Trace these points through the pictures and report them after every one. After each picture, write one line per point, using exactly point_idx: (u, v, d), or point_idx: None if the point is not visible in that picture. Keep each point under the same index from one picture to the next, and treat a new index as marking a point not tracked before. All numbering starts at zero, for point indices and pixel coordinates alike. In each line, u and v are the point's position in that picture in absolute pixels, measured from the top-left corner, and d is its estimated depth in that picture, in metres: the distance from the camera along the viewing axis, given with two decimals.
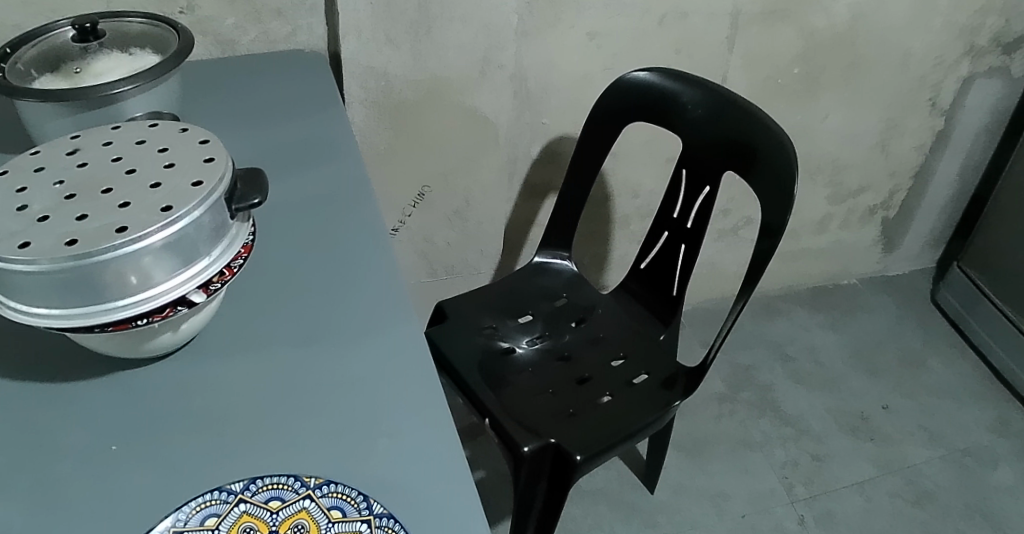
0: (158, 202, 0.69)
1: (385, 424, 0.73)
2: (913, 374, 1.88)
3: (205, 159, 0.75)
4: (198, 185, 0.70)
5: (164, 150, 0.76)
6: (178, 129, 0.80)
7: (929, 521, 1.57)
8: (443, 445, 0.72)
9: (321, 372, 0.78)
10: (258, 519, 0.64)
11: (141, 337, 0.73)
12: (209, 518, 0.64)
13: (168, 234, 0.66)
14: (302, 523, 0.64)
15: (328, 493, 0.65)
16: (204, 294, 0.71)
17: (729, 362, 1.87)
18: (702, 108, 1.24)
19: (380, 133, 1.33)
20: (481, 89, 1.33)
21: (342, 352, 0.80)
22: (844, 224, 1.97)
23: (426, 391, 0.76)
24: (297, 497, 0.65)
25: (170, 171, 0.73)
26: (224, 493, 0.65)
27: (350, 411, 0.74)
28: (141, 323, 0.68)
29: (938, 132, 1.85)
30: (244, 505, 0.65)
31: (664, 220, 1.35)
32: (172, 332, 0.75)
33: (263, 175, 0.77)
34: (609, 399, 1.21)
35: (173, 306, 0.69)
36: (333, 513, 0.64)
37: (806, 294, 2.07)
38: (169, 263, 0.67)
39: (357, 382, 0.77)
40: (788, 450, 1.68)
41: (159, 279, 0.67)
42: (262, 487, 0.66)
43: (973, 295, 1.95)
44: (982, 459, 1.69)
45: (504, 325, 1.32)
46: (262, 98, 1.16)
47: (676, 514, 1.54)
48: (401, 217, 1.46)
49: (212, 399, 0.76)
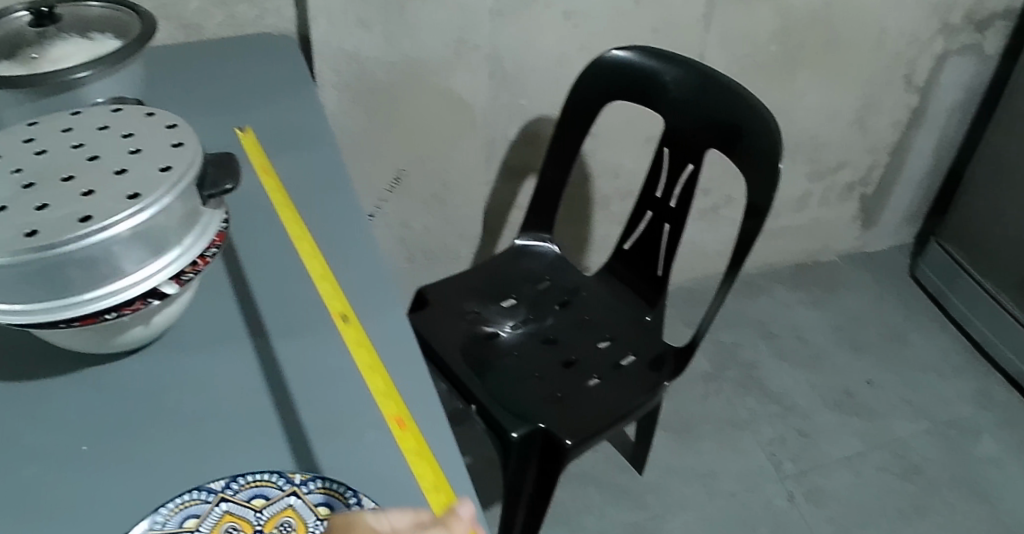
0: (125, 189, 0.65)
1: (369, 415, 0.71)
2: (896, 348, 1.89)
3: (174, 143, 0.71)
4: (167, 170, 0.67)
5: (129, 136, 0.73)
6: (144, 114, 0.77)
7: (917, 494, 1.58)
8: (433, 434, 0.69)
9: (304, 362, 0.76)
10: (241, 519, 0.60)
11: (110, 331, 0.70)
12: (189, 519, 0.60)
13: (135, 223, 0.62)
14: (288, 521, 0.60)
15: (315, 489, 0.62)
16: (176, 285, 0.68)
17: (712, 341, 1.86)
18: (684, 87, 1.22)
19: (354, 118, 1.30)
20: (455, 71, 1.31)
21: (326, 343, 0.78)
22: (822, 201, 1.97)
23: (410, 380, 0.74)
24: (282, 494, 0.62)
25: (136, 157, 0.70)
26: (203, 492, 0.61)
27: (334, 401, 0.72)
28: (110, 317, 0.65)
29: (914, 109, 1.85)
30: (225, 505, 0.61)
31: (647, 198, 1.33)
32: (143, 325, 0.72)
33: (236, 159, 0.74)
34: (597, 382, 1.20)
35: (144, 299, 0.67)
36: (321, 510, 0.61)
37: (786, 272, 2.07)
38: (138, 254, 0.64)
39: (341, 372, 0.75)
40: (775, 427, 1.68)
41: (127, 270, 0.65)
42: (245, 485, 0.62)
43: (952, 269, 1.96)
44: (966, 431, 1.71)
45: (486, 310, 1.29)
46: (229, 82, 1.12)
47: (666, 494, 1.53)
48: (377, 201, 1.42)
49: (189, 395, 0.73)
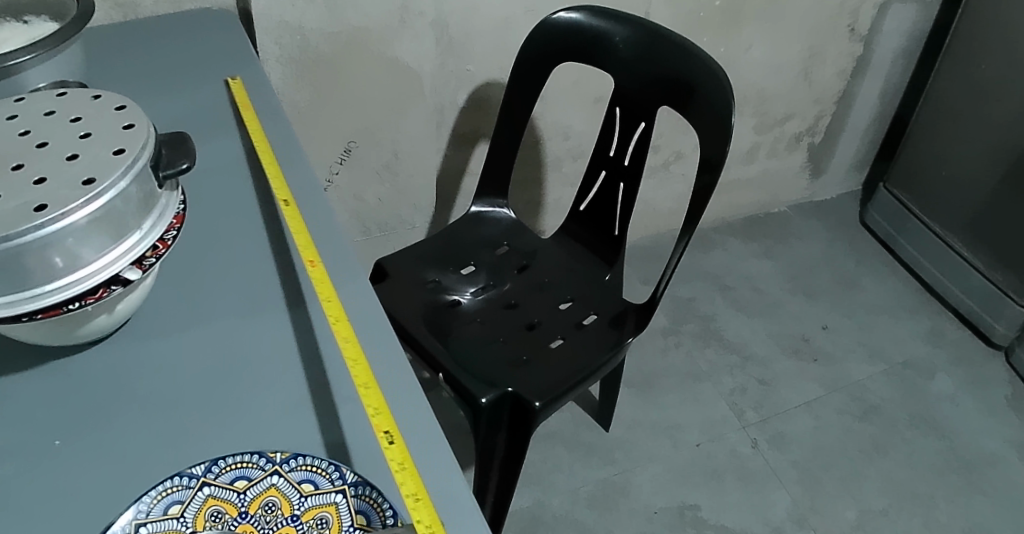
0: (78, 174, 0.64)
1: (341, 394, 0.70)
2: (848, 294, 1.94)
3: (125, 125, 0.70)
4: (120, 153, 0.66)
5: (77, 120, 0.71)
6: (91, 97, 0.74)
7: (877, 433, 1.64)
8: (404, 403, 0.69)
9: (275, 340, 0.75)
10: (226, 502, 0.60)
11: (74, 322, 0.68)
12: (173, 505, 0.59)
13: (92, 209, 0.61)
14: (273, 500, 0.60)
15: (297, 467, 0.61)
16: (139, 270, 0.67)
17: (670, 296, 1.89)
18: (632, 46, 1.22)
19: (300, 91, 1.28)
20: (400, 38, 1.30)
21: (294, 318, 0.77)
22: (771, 153, 1.99)
23: (381, 352, 0.73)
24: (264, 474, 0.61)
25: (87, 141, 0.68)
26: (185, 478, 0.60)
27: (304, 380, 0.71)
28: (74, 307, 0.63)
29: (858, 58, 1.88)
30: (208, 489, 0.60)
31: (600, 158, 1.33)
32: (107, 314, 0.70)
33: (189, 139, 0.73)
34: (561, 344, 1.22)
35: (106, 287, 0.65)
36: (305, 487, 0.60)
37: (737, 224, 2.11)
38: (97, 242, 0.63)
39: (311, 350, 0.74)
40: (735, 376, 1.72)
41: (87, 259, 0.63)
42: (226, 467, 0.61)
43: (901, 214, 2.01)
44: (921, 370, 1.77)
45: (446, 278, 1.30)
46: (161, 55, 1.09)
47: (632, 448, 1.57)
48: (329, 175, 1.41)
49: (155, 380, 0.71)
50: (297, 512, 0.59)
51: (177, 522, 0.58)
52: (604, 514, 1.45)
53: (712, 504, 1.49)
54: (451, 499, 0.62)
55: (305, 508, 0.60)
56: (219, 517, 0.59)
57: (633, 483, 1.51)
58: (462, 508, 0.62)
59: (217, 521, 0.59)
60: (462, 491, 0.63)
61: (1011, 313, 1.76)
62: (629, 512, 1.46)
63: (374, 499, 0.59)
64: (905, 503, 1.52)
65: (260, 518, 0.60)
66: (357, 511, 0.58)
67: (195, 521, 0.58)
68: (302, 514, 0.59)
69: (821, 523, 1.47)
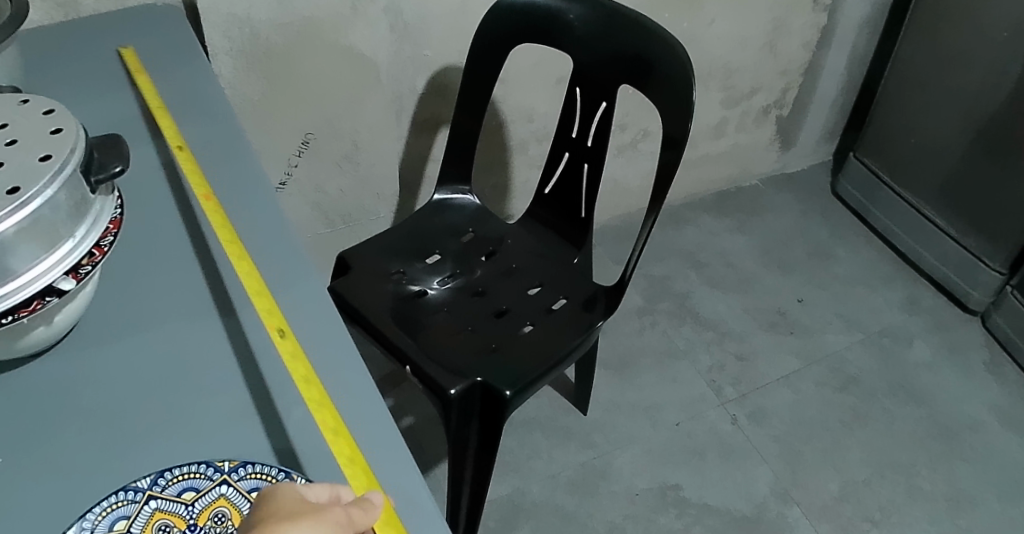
0: (3, 183, 0.61)
1: (292, 393, 0.68)
2: (823, 266, 1.94)
3: (53, 129, 0.67)
4: (48, 159, 0.63)
5: (3, 126, 0.68)
6: (18, 101, 0.72)
7: (856, 404, 1.64)
8: (356, 404, 0.68)
9: (225, 344, 0.73)
10: (174, 515, 0.57)
11: (10, 335, 0.65)
12: (118, 521, 0.57)
13: (20, 218, 0.59)
14: (223, 511, 0.58)
15: (246, 475, 0.59)
16: (74, 280, 0.65)
17: (644, 275, 1.87)
18: (588, 24, 1.20)
19: (252, 84, 1.25)
20: (354, 26, 1.27)
21: (243, 320, 0.75)
22: (739, 127, 1.98)
23: (333, 355, 0.71)
24: (213, 484, 0.59)
25: (13, 148, 0.65)
26: (130, 492, 0.58)
27: (256, 382, 0.70)
28: (6, 321, 0.61)
29: (822, 28, 1.86)
30: (155, 502, 0.58)
31: (563, 140, 1.31)
32: (46, 325, 0.68)
33: (123, 141, 0.70)
34: (531, 329, 1.20)
35: (41, 298, 0.63)
36: (255, 496, 0.59)
37: (710, 200, 2.09)
38: (27, 252, 0.61)
39: (262, 352, 0.72)
40: (712, 353, 1.71)
41: (18, 270, 0.60)
42: (173, 479, 0.59)
43: (873, 183, 2.01)
44: (898, 338, 1.78)
45: (411, 269, 1.28)
46: (99, 52, 1.06)
47: (611, 431, 1.56)
48: (287, 168, 1.39)
49: (101, 390, 0.69)
50: None
51: None
52: (585, 498, 1.45)
53: (694, 482, 1.49)
54: (409, 495, 0.62)
55: None
56: (167, 531, 0.57)
57: (614, 465, 1.50)
58: (421, 505, 0.62)
59: None
60: (421, 488, 0.63)
61: (986, 279, 1.77)
62: (611, 494, 1.46)
63: None
64: (887, 472, 1.53)
65: (209, 530, 0.57)
66: None
67: None
68: None
69: (804, 497, 1.47)
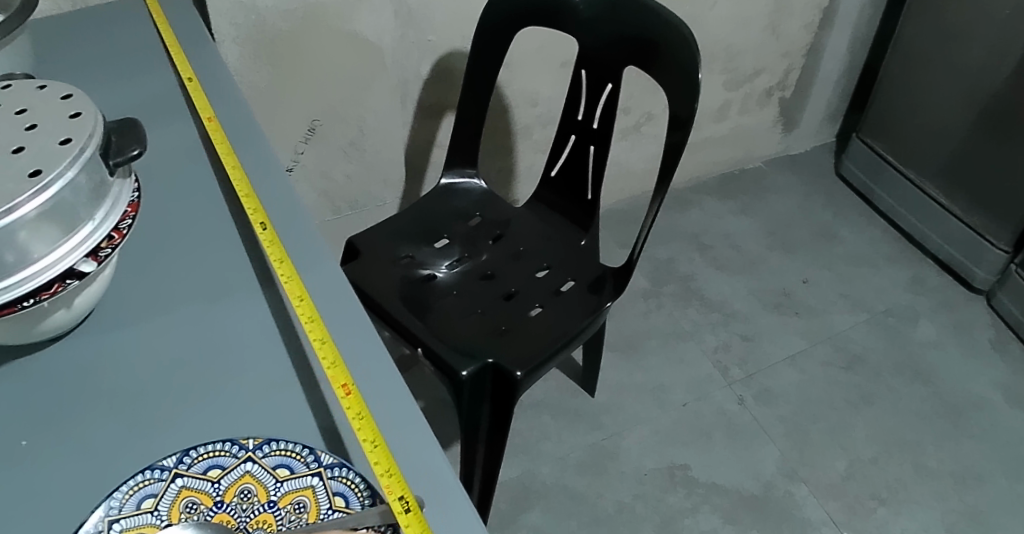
0: (24, 167, 0.62)
1: (314, 373, 0.70)
2: (828, 246, 1.95)
3: (71, 114, 0.68)
4: (67, 143, 0.64)
5: (22, 111, 0.69)
6: (36, 87, 0.73)
7: (861, 382, 1.65)
8: (379, 378, 0.69)
9: (239, 325, 0.74)
10: (200, 492, 0.59)
11: (29, 320, 0.66)
12: (146, 499, 0.58)
13: (42, 201, 0.60)
14: (248, 487, 0.59)
15: (271, 452, 0.61)
16: (95, 262, 0.65)
17: (649, 258, 1.89)
18: (594, 7, 1.21)
19: (258, 72, 1.26)
20: (358, 13, 1.27)
21: (257, 301, 0.76)
22: (742, 109, 1.98)
23: (354, 337, 0.72)
24: (238, 462, 0.60)
25: (33, 133, 0.66)
26: (157, 471, 0.59)
27: (273, 362, 0.71)
28: (28, 304, 0.62)
29: (823, 10, 1.86)
30: (181, 480, 0.59)
31: (569, 123, 1.32)
32: (66, 309, 0.69)
33: (140, 125, 0.71)
34: (539, 311, 1.21)
35: (61, 281, 0.63)
36: (280, 472, 0.60)
37: (713, 183, 2.10)
38: (49, 235, 0.62)
39: (278, 334, 0.73)
40: (719, 334, 1.72)
41: (38, 254, 0.61)
42: (198, 457, 0.60)
43: (876, 164, 2.02)
44: (903, 317, 1.79)
45: (420, 253, 1.29)
46: (106, 41, 1.07)
47: (619, 412, 1.57)
48: (294, 154, 1.39)
49: (121, 371, 0.70)
50: (273, 498, 0.59)
51: (151, 516, 0.57)
52: (594, 478, 1.46)
53: (703, 463, 1.50)
54: (433, 473, 0.63)
55: (281, 493, 0.59)
56: (194, 509, 0.58)
57: (622, 447, 1.51)
58: (443, 480, 0.62)
59: (192, 512, 0.58)
60: (444, 466, 0.63)
61: (991, 258, 1.77)
62: (619, 475, 1.47)
63: (353, 481, 0.59)
64: (894, 449, 1.54)
65: (235, 507, 0.59)
66: (335, 493, 0.59)
67: (170, 513, 0.57)
68: (279, 498, 0.59)
69: (812, 476, 1.49)
